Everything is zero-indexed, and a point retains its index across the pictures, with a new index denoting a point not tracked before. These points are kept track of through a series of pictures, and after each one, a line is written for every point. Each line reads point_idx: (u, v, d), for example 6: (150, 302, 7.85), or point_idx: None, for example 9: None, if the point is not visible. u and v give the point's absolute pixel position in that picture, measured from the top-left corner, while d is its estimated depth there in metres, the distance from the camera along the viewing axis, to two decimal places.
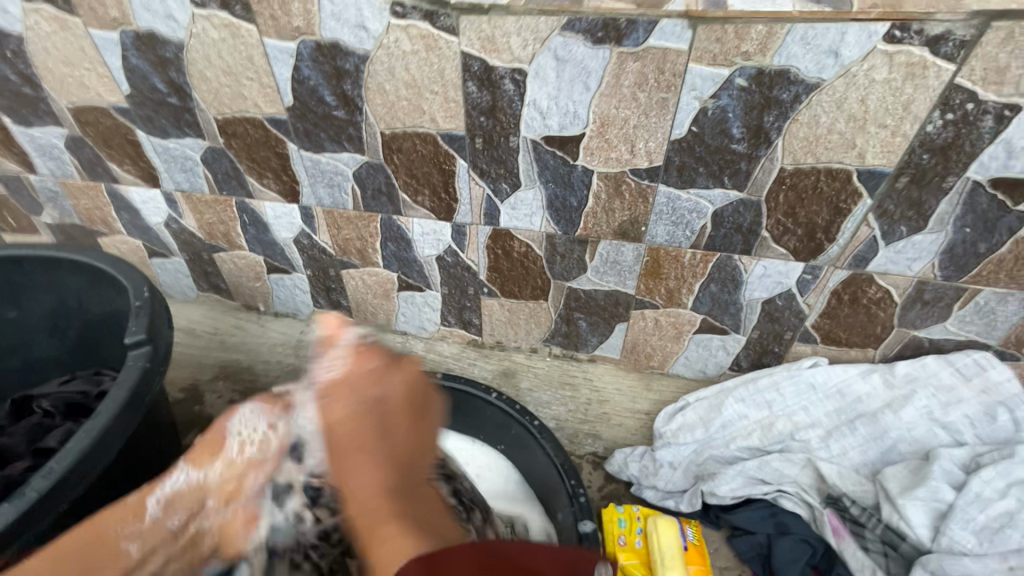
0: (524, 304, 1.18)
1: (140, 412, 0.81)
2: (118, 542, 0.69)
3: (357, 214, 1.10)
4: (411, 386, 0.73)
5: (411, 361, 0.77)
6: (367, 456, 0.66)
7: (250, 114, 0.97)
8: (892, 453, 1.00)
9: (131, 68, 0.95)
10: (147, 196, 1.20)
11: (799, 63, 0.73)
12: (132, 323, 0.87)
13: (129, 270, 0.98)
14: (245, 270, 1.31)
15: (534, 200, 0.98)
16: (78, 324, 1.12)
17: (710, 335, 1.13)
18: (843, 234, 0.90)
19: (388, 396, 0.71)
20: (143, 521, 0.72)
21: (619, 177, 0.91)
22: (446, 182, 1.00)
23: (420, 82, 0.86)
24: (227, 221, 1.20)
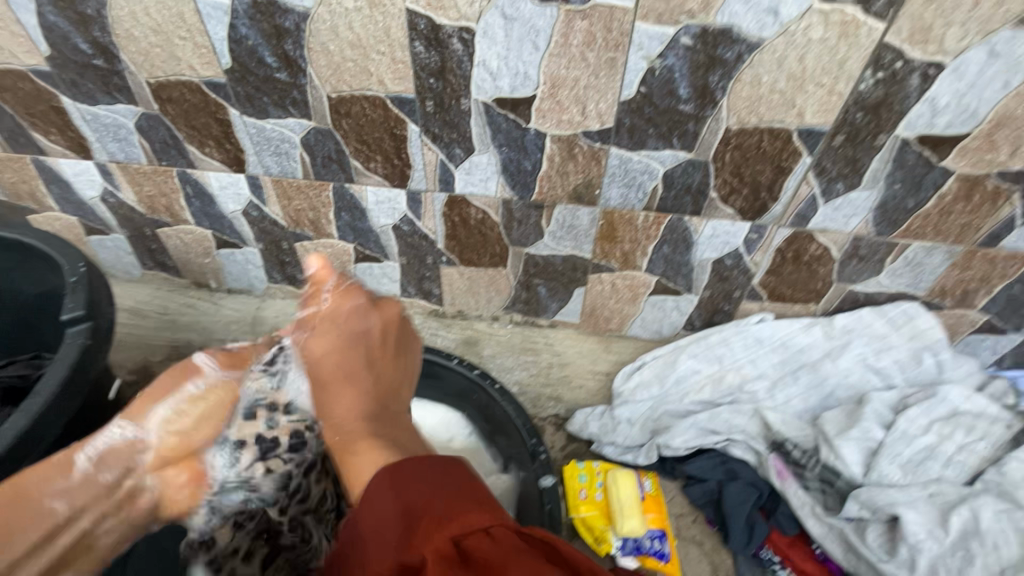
0: (483, 272, 1.19)
1: (83, 391, 0.78)
2: (43, 500, 0.69)
3: (308, 182, 1.07)
4: (388, 325, 0.82)
5: (391, 303, 0.84)
6: (351, 384, 0.74)
7: (185, 77, 0.92)
8: (830, 399, 1.08)
9: (49, 26, 0.89)
10: (78, 168, 1.13)
11: (740, 21, 0.74)
12: (69, 300, 0.83)
13: (62, 247, 0.93)
14: (193, 246, 1.26)
15: (489, 164, 0.98)
16: (10, 306, 1.06)
17: (664, 296, 1.17)
18: (785, 193, 0.94)
19: (370, 330, 0.80)
20: (73, 477, 0.72)
21: (572, 139, 0.91)
22: (398, 148, 0.98)
23: (366, 42, 0.83)
24: (169, 194, 1.14)
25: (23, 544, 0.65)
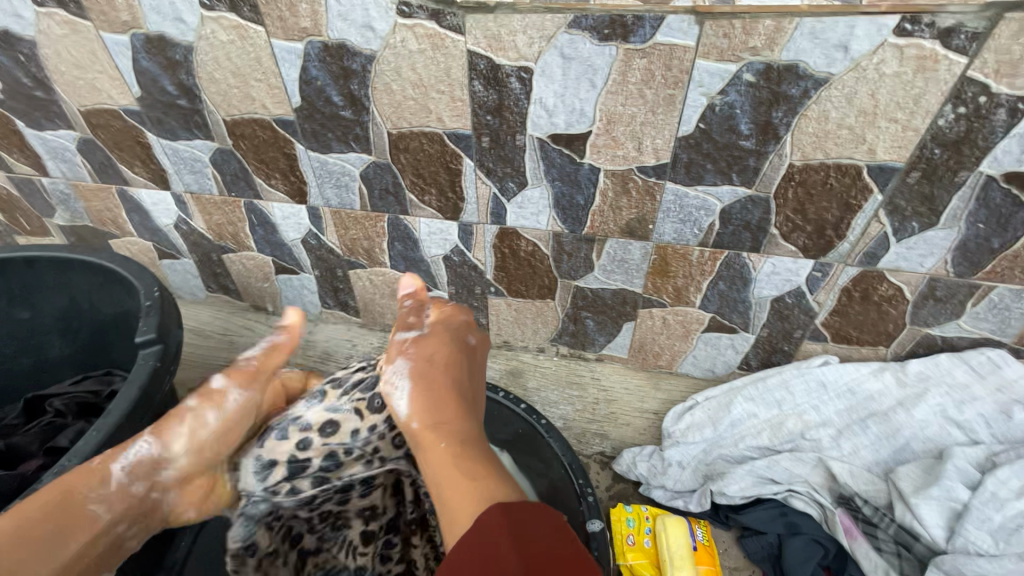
0: (531, 303, 1.18)
1: (150, 411, 0.82)
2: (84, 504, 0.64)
3: (364, 214, 1.11)
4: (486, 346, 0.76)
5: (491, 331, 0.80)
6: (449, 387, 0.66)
7: (258, 115, 0.98)
8: (905, 452, 0.98)
9: (141, 70, 0.96)
10: (157, 198, 1.21)
11: (808, 58, 0.72)
12: (143, 323, 0.88)
13: (140, 271, 0.99)
14: (254, 271, 1.32)
15: (541, 198, 0.98)
16: (90, 325, 1.14)
17: (719, 334, 1.12)
18: (853, 231, 0.90)
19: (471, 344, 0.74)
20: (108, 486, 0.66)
21: (626, 174, 0.91)
22: (453, 181, 1.00)
23: (427, 81, 0.86)
24: (236, 222, 1.21)
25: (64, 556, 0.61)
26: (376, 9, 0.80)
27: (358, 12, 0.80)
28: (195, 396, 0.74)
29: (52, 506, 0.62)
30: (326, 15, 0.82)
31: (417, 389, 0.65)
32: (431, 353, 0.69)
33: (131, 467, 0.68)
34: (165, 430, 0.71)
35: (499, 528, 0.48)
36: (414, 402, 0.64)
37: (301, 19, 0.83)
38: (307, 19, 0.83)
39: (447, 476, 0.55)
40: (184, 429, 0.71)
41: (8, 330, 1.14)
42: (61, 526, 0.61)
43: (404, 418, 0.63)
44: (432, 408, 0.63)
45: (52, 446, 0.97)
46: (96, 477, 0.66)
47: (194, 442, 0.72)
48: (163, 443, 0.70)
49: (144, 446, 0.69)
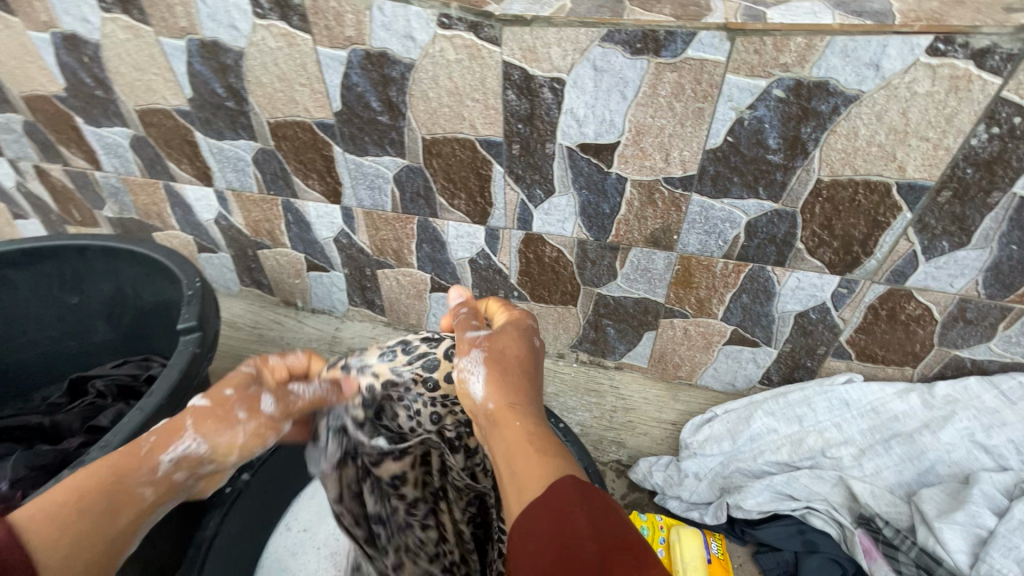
0: (553, 309, 1.20)
1: (188, 394, 0.86)
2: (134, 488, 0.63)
3: (395, 215, 1.14)
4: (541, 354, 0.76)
5: None
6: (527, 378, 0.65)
7: (300, 118, 1.03)
8: (929, 474, 0.97)
9: (195, 73, 1.02)
10: (200, 194, 1.27)
11: (838, 75, 0.73)
12: (184, 310, 0.93)
13: (183, 262, 1.04)
14: (287, 267, 1.37)
15: (568, 206, 1.00)
16: (132, 312, 1.20)
17: (740, 347, 1.12)
18: (881, 248, 0.89)
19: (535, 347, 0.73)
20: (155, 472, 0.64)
21: (653, 185, 0.92)
22: (482, 187, 1.03)
23: (463, 90, 0.89)
24: (273, 220, 1.26)
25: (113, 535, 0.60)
26: (417, 21, 0.83)
27: (400, 23, 0.84)
28: (241, 404, 0.69)
29: (102, 486, 0.61)
30: (370, 24, 0.86)
31: (490, 371, 0.63)
32: (502, 340, 0.67)
33: (176, 458, 0.65)
34: (212, 429, 0.67)
35: (575, 504, 0.47)
36: (490, 383, 0.63)
37: (346, 28, 0.88)
38: (351, 28, 0.87)
39: (522, 453, 0.55)
40: (228, 429, 0.67)
41: (57, 314, 1.21)
42: (112, 507, 0.60)
43: (479, 401, 0.62)
44: (506, 391, 0.62)
45: (93, 425, 1.03)
46: (140, 465, 0.63)
47: (229, 444, 0.68)
48: (200, 440, 0.66)
49: (188, 442, 0.66)
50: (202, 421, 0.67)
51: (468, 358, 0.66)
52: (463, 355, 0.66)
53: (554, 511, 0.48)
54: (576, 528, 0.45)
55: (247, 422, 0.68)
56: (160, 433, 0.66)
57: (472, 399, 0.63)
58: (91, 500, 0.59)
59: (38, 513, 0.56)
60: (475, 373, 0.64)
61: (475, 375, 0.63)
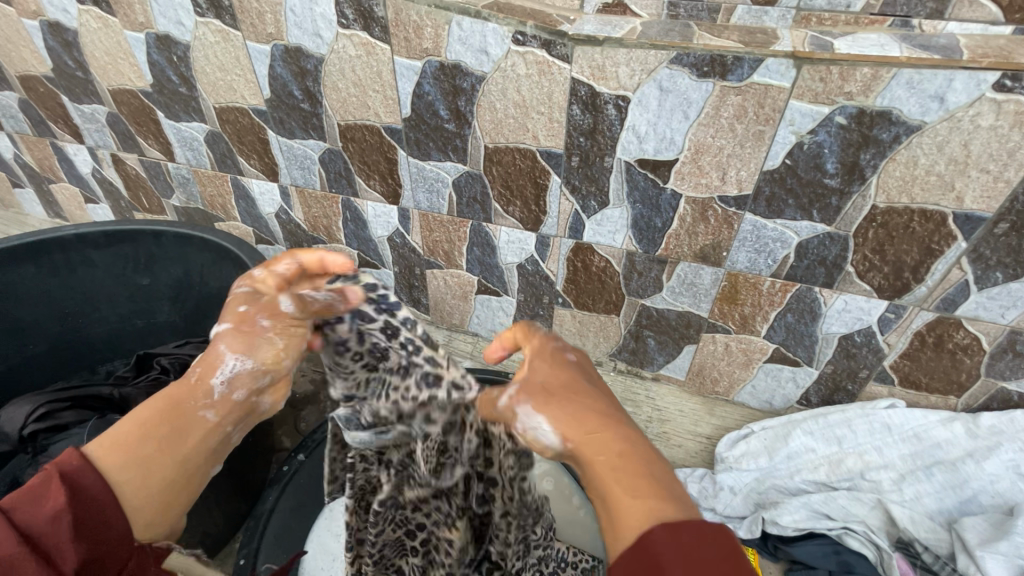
0: (596, 317, 1.23)
1: None
2: (196, 409, 0.64)
3: (450, 218, 1.19)
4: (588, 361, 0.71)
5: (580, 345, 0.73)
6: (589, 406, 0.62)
7: (370, 122, 1.09)
8: (971, 503, 0.97)
9: (275, 76, 1.09)
10: (265, 188, 1.34)
11: (902, 105, 0.75)
12: None
13: (252, 252, 1.11)
14: None
15: (620, 218, 1.04)
16: (197, 296, 1.27)
17: (781, 365, 1.14)
18: (933, 276, 0.91)
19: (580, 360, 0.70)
20: (213, 394, 0.65)
21: (707, 202, 0.95)
22: (538, 195, 1.07)
23: (529, 102, 0.94)
24: (331, 216, 1.32)
25: (182, 451, 0.62)
26: (493, 36, 0.88)
27: (476, 38, 0.89)
28: (265, 314, 0.68)
29: (164, 414, 0.62)
30: (448, 38, 0.91)
31: (551, 411, 0.61)
32: (544, 379, 0.65)
33: (228, 379, 0.66)
34: (252, 346, 0.67)
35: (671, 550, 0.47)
36: (555, 425, 0.60)
37: (424, 40, 0.93)
38: (429, 40, 0.93)
39: (610, 492, 0.54)
40: (263, 343, 0.67)
41: (128, 293, 1.28)
42: (173, 428, 0.62)
43: (556, 446, 0.60)
44: (577, 425, 0.60)
45: None
46: (194, 393, 0.65)
47: (270, 356, 0.68)
48: (245, 359, 0.66)
49: (231, 363, 0.66)
50: (240, 341, 0.67)
51: (523, 408, 0.62)
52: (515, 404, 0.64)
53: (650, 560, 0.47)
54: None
55: (274, 331, 0.68)
56: (204, 363, 0.66)
57: (546, 446, 0.61)
58: (150, 429, 0.61)
59: (107, 443, 0.58)
60: (533, 419, 0.61)
61: (538, 425, 0.61)
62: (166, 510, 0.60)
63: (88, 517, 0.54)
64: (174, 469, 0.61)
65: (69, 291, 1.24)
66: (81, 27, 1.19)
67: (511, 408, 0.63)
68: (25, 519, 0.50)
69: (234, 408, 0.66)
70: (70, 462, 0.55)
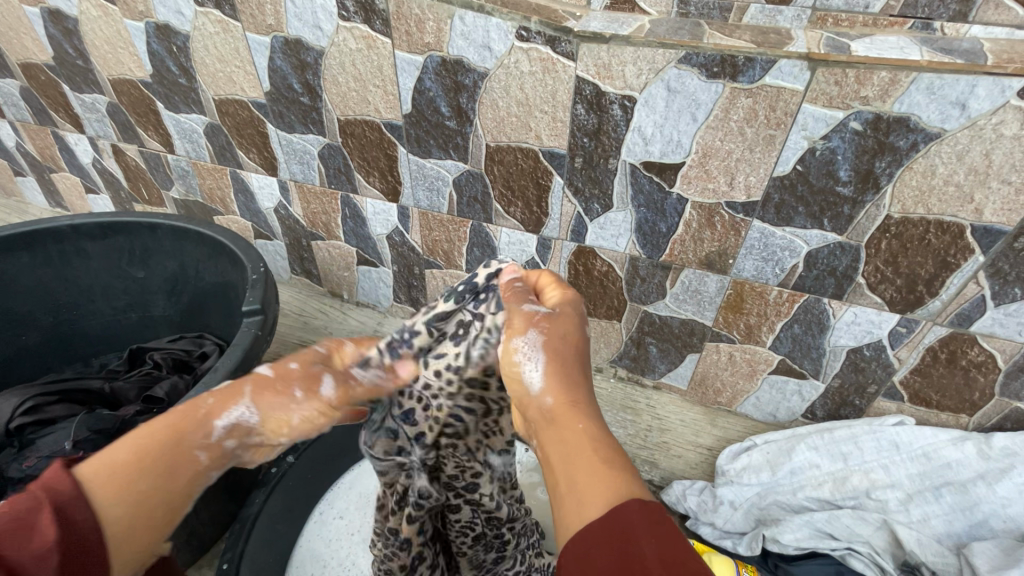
0: (596, 322, 1.20)
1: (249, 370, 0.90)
2: (194, 448, 0.59)
3: (450, 218, 1.17)
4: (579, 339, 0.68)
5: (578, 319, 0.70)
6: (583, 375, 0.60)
7: (370, 118, 1.06)
8: (982, 528, 0.94)
9: (275, 68, 1.07)
10: (264, 182, 1.32)
11: (921, 111, 0.72)
12: (249, 293, 0.97)
13: (247, 248, 1.09)
14: (338, 260, 1.41)
15: (624, 222, 1.01)
16: (192, 291, 1.25)
17: (786, 377, 1.11)
18: (947, 290, 0.87)
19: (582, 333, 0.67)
20: (210, 436, 0.61)
21: (714, 208, 0.92)
22: (540, 196, 1.04)
23: (533, 101, 0.91)
24: (330, 212, 1.30)
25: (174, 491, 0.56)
26: (496, 32, 0.86)
27: (479, 33, 0.87)
28: (302, 382, 0.66)
29: (163, 445, 0.57)
30: (450, 33, 0.89)
31: (554, 362, 0.59)
32: (563, 323, 0.62)
33: (230, 427, 0.62)
34: (270, 404, 0.64)
35: (641, 530, 0.43)
36: (549, 374, 0.58)
37: (425, 34, 0.91)
38: (431, 35, 0.90)
39: (580, 465, 0.51)
40: (290, 403, 0.64)
41: (123, 286, 1.27)
42: (168, 466, 0.56)
43: (536, 389, 0.58)
44: (566, 386, 0.58)
45: (149, 395, 1.07)
46: (199, 427, 0.60)
47: (284, 421, 0.64)
48: (257, 411, 0.63)
49: (243, 412, 0.63)
50: (263, 391, 0.64)
51: (525, 343, 0.60)
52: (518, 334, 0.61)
53: (616, 535, 0.44)
54: (643, 551, 0.42)
55: (304, 403, 0.65)
56: (219, 398, 0.63)
57: (527, 386, 0.59)
58: (146, 463, 0.55)
59: (104, 471, 0.52)
60: (532, 363, 0.59)
61: (533, 367, 0.59)
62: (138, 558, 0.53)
63: (78, 554, 0.46)
64: (160, 511, 0.55)
65: (63, 282, 1.23)
66: (82, 16, 1.18)
67: (519, 329, 0.61)
68: (12, 552, 0.42)
69: (223, 455, 0.62)
70: (62, 488, 0.49)
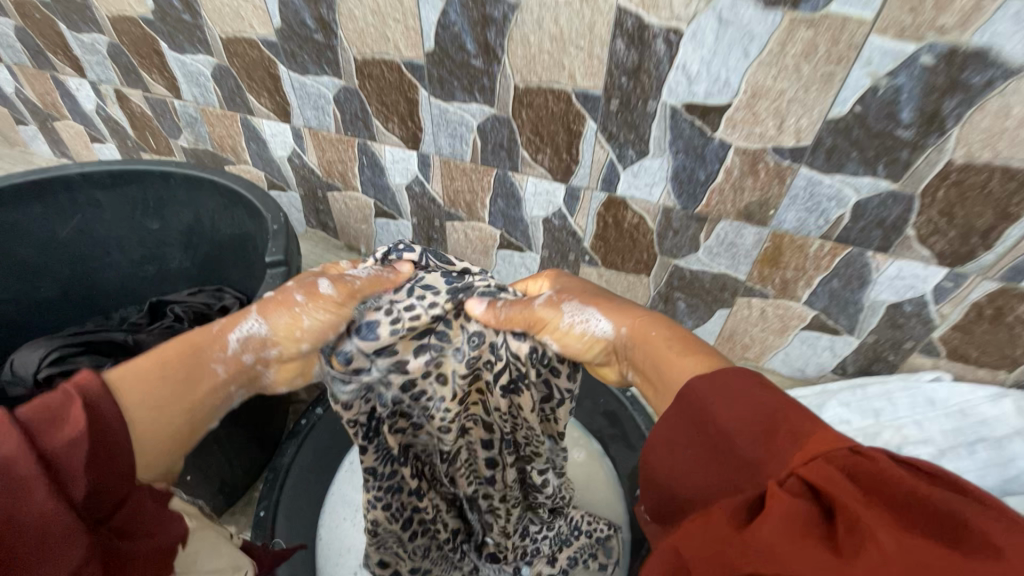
0: (624, 276, 1.17)
1: None
2: (211, 360, 0.64)
3: (473, 166, 1.12)
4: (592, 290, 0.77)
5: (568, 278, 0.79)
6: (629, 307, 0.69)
7: (389, 57, 1.00)
8: (1015, 483, 0.91)
9: (286, 2, 0.99)
10: (276, 129, 1.27)
11: (1004, 43, 0.65)
12: (271, 245, 0.93)
13: (265, 197, 1.05)
14: (354, 211, 1.37)
15: (660, 170, 0.96)
16: (209, 243, 1.22)
17: (819, 333, 1.08)
18: (1004, 242, 0.83)
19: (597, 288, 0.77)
20: (228, 350, 0.66)
21: (759, 154, 0.87)
22: (570, 142, 0.99)
23: (568, 35, 0.84)
24: (347, 161, 1.25)
25: (196, 398, 0.61)
26: None
27: None
28: (301, 292, 0.70)
29: (184, 356, 0.62)
30: None
31: (601, 307, 0.69)
32: (579, 291, 0.73)
33: (243, 338, 0.67)
34: (275, 313, 0.69)
35: (725, 403, 0.49)
36: (608, 315, 0.68)
37: None
38: None
39: (665, 359, 0.59)
40: (291, 312, 0.68)
41: (138, 238, 1.24)
42: (190, 374, 0.61)
43: (610, 333, 0.67)
44: (625, 314, 0.67)
45: None
46: (212, 342, 0.64)
47: (291, 325, 0.69)
48: (273, 321, 0.69)
49: (252, 323, 0.68)
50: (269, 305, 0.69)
51: (569, 305, 0.68)
52: (559, 307, 0.68)
53: (694, 413, 0.51)
54: (721, 420, 0.49)
55: (306, 307, 0.69)
56: (228, 316, 0.68)
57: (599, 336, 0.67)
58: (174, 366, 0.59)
59: (127, 373, 0.55)
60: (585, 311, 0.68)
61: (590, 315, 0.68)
62: (168, 452, 0.57)
63: (107, 440, 0.48)
64: (183, 415, 0.59)
65: (77, 233, 1.19)
66: None
67: (553, 309, 0.68)
68: (45, 440, 0.44)
69: (244, 361, 0.67)
70: (90, 383, 0.50)
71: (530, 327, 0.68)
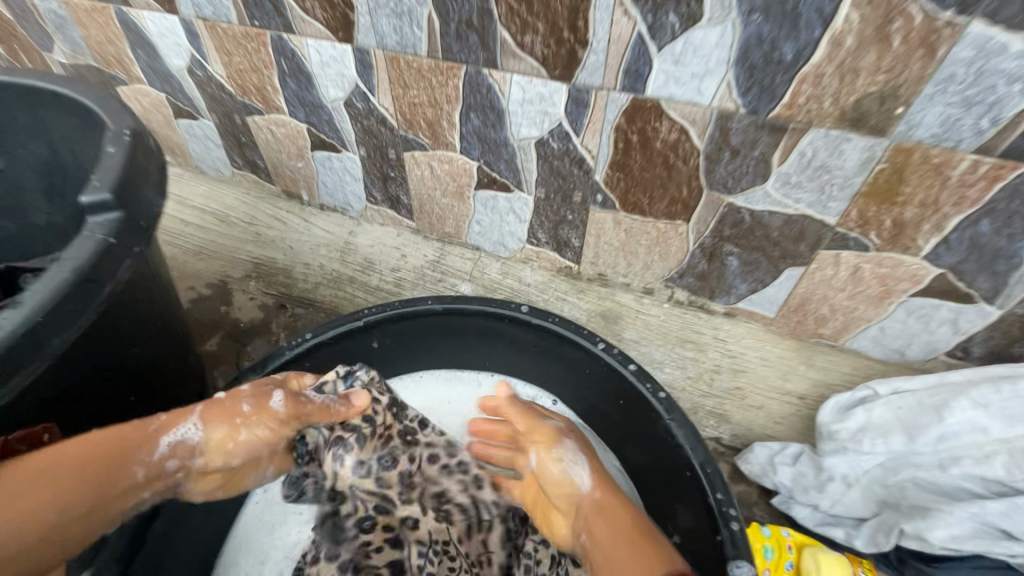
0: (651, 224, 0.83)
1: (95, 300, 0.55)
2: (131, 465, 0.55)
3: (432, 64, 0.76)
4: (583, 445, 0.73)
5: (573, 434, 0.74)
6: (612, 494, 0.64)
7: None
8: None
9: None
10: (163, 26, 0.91)
11: None
12: (93, 176, 0.58)
13: (116, 109, 0.69)
14: (286, 144, 1.02)
15: (719, 48, 0.61)
16: (75, 186, 0.88)
17: (938, 302, 0.74)
18: None
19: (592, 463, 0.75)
20: (151, 455, 0.57)
21: (898, 2, 0.52)
22: (575, 9, 0.63)
23: None
24: (262, 69, 0.90)
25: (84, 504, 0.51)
26: None
27: None
28: (249, 398, 0.63)
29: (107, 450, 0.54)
30: None
31: (594, 460, 0.67)
32: (583, 440, 0.72)
33: (174, 444, 0.58)
34: (219, 418, 0.61)
35: (623, 524, 0.59)
36: (595, 476, 0.65)
37: None
38: None
39: (618, 548, 0.57)
40: (232, 422, 0.61)
41: None
42: (100, 481, 0.53)
43: (584, 489, 0.64)
44: (607, 486, 0.65)
45: None
46: (144, 442, 0.57)
47: (228, 439, 0.61)
48: (209, 429, 0.60)
49: (188, 428, 0.59)
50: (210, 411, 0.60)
51: (569, 447, 0.68)
52: (551, 443, 0.69)
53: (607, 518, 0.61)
54: None
55: (248, 420, 0.62)
56: (172, 412, 0.60)
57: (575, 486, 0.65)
58: (97, 464, 0.53)
59: (38, 465, 0.50)
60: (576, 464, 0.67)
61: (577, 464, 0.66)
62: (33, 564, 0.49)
63: None
64: (77, 527, 0.51)
65: None
66: None
67: (557, 435, 0.70)
68: None
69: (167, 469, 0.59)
70: None
71: (536, 445, 0.70)
